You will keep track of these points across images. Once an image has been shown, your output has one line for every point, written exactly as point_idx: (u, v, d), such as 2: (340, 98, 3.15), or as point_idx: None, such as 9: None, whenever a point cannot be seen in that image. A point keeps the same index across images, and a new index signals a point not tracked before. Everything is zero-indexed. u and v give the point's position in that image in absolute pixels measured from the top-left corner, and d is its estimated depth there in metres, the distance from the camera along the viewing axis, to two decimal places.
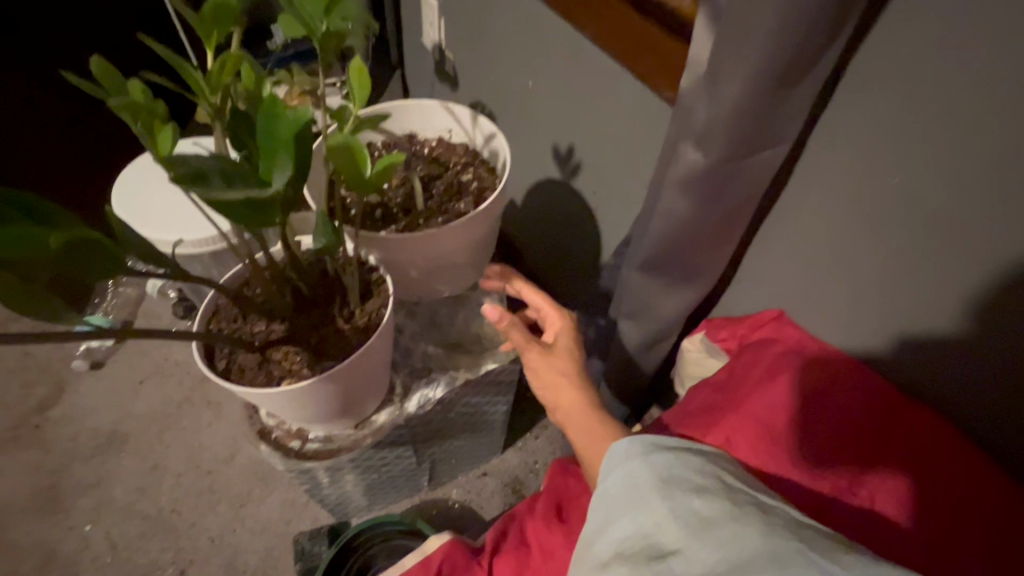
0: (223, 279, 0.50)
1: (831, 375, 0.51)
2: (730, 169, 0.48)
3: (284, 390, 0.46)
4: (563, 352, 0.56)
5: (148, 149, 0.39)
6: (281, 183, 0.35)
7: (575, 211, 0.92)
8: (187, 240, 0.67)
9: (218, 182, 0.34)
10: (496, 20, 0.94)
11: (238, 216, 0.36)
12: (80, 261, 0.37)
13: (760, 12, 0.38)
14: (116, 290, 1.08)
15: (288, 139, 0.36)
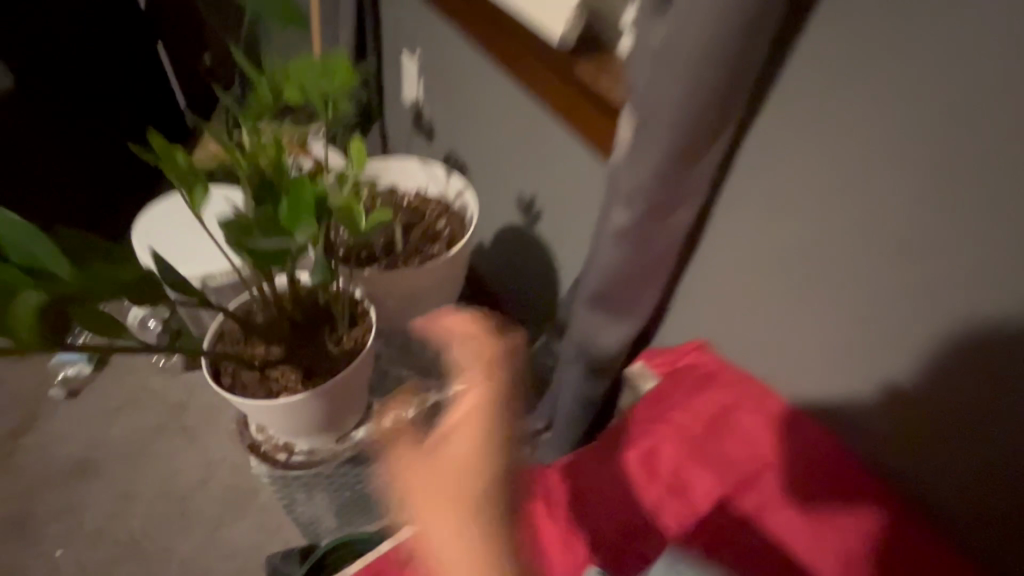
0: (230, 306, 0.59)
1: (726, 403, 0.60)
2: (651, 226, 0.60)
3: (277, 404, 0.54)
4: (463, 442, 0.47)
5: (186, 204, 0.49)
6: (303, 237, 0.45)
7: (536, 253, 1.04)
8: (218, 275, 0.75)
9: (257, 233, 0.44)
10: (469, 86, 1.07)
11: (264, 260, 0.46)
12: (138, 292, 0.50)
13: (666, 113, 0.51)
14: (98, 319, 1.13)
15: (309, 203, 0.45)
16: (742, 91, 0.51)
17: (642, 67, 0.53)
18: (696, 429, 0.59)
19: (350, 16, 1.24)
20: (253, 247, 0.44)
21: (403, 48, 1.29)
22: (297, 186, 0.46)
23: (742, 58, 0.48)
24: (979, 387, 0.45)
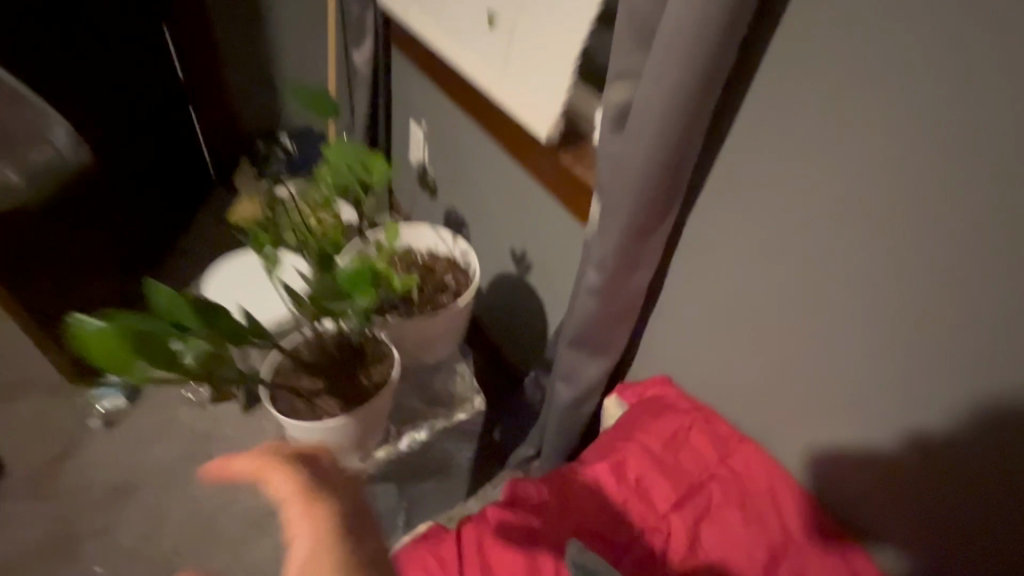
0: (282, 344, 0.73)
1: (688, 426, 0.76)
2: (616, 283, 0.76)
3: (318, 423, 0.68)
4: None
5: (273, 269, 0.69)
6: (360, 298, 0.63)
7: (527, 298, 1.20)
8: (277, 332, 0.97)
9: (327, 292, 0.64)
10: (470, 154, 1.26)
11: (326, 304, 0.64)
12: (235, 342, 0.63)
13: (623, 202, 0.68)
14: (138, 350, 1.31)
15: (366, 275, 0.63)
16: (680, 185, 0.68)
17: (606, 166, 0.70)
18: (667, 444, 0.74)
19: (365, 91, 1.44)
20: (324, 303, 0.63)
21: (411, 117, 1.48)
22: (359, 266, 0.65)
23: (677, 163, 0.65)
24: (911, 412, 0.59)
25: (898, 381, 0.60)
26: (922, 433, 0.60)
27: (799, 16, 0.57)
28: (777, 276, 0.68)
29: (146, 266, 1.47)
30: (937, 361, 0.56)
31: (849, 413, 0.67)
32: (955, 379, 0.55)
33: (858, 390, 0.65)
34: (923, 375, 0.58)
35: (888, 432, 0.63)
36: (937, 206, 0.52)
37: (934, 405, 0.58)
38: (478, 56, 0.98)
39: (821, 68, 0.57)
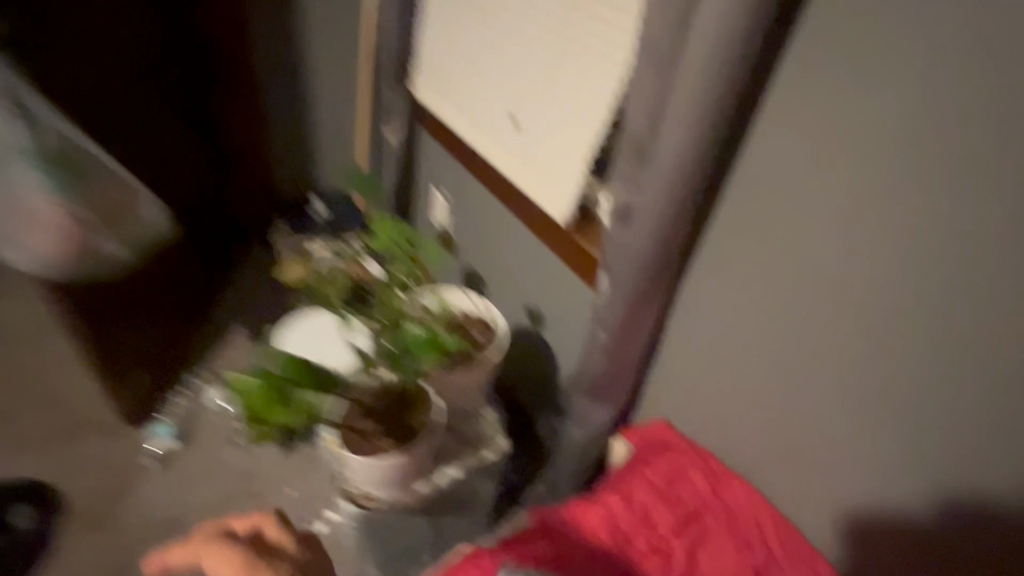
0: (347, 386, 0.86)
1: (684, 464, 0.90)
2: (622, 343, 0.92)
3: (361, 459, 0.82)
4: None
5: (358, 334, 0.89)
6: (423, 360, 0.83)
7: (538, 348, 1.35)
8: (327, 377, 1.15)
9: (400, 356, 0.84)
10: (488, 222, 1.44)
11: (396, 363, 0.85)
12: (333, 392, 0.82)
13: (627, 279, 0.85)
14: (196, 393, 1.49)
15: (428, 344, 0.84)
16: (672, 265, 0.85)
17: (612, 249, 0.87)
18: (668, 479, 0.87)
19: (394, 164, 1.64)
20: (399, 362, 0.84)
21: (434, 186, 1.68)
22: (423, 337, 0.85)
23: (670, 250, 0.82)
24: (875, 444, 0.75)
25: (857, 411, 0.76)
26: (877, 461, 0.75)
27: (761, 142, 0.76)
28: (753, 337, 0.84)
29: (195, 318, 1.63)
30: (884, 395, 0.73)
31: (820, 439, 0.82)
32: (899, 408, 0.72)
33: (826, 420, 0.80)
34: (874, 406, 0.74)
35: (854, 455, 0.78)
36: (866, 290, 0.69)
37: (884, 440, 0.74)
38: (502, 146, 1.17)
39: None
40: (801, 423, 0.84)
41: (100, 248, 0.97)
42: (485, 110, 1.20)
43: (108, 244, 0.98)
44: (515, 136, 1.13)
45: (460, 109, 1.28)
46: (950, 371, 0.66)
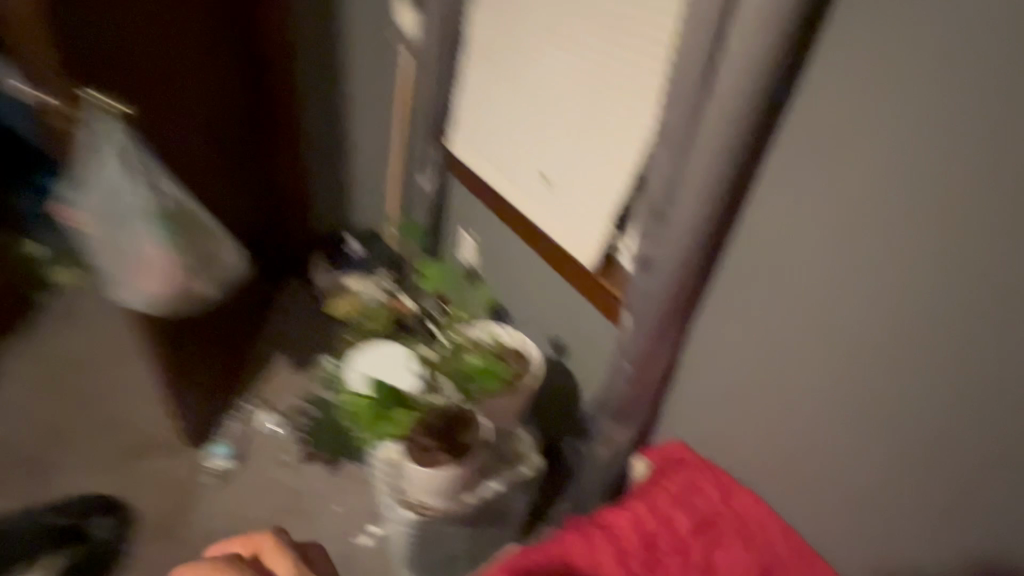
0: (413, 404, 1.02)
1: (699, 477, 1.04)
2: (642, 371, 1.08)
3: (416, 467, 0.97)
4: None
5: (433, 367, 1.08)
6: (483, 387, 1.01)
7: (562, 375, 1.49)
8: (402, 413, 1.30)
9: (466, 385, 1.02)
10: (514, 263, 1.61)
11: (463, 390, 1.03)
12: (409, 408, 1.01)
13: (648, 317, 1.02)
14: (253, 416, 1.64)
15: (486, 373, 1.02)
16: (685, 305, 1.01)
17: (634, 292, 1.03)
18: (686, 489, 1.01)
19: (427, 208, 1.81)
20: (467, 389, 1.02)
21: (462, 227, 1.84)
22: (479, 368, 1.03)
23: (685, 292, 0.98)
24: (864, 455, 0.91)
25: (845, 426, 0.92)
26: (866, 466, 0.91)
27: (761, 205, 0.93)
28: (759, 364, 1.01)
29: (246, 348, 1.79)
30: (866, 410, 0.89)
31: (817, 453, 0.97)
32: (878, 422, 0.87)
33: (821, 434, 0.96)
34: (859, 421, 0.90)
35: (845, 462, 0.94)
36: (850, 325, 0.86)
37: (871, 454, 0.90)
38: (536, 201, 1.35)
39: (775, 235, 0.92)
40: (799, 439, 0.99)
41: (200, 290, 1.15)
42: (520, 170, 1.38)
43: (203, 287, 1.15)
44: (547, 193, 1.31)
45: (496, 166, 1.46)
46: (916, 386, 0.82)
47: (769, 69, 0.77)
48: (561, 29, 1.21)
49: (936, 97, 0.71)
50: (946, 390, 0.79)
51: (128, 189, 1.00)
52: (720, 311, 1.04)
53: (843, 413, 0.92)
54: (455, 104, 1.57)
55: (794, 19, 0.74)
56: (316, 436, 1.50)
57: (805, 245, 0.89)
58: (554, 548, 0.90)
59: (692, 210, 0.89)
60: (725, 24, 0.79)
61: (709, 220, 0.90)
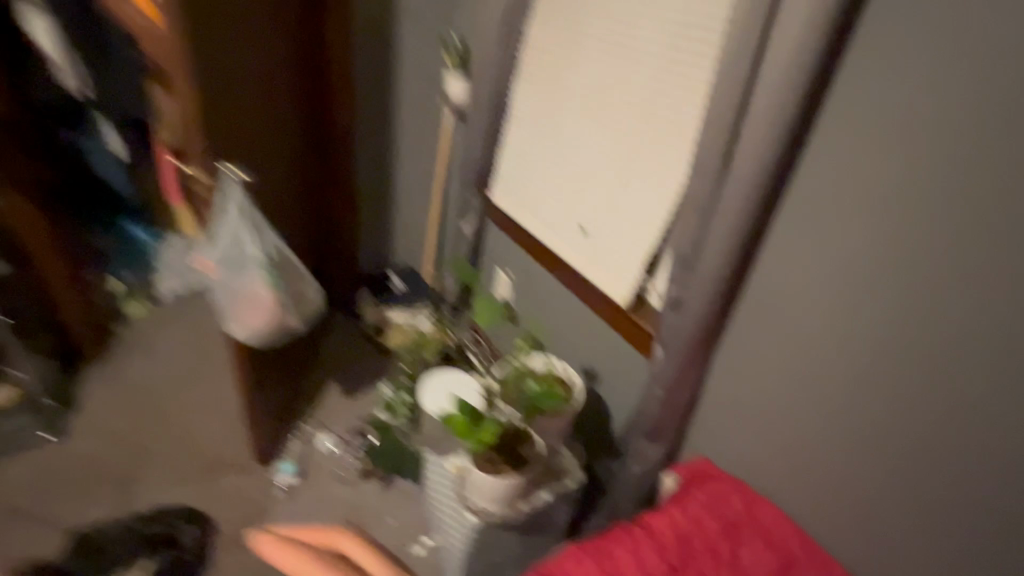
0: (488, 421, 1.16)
1: (723, 487, 1.20)
2: (672, 395, 1.26)
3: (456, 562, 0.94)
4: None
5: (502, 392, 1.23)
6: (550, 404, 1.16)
7: (594, 402, 1.67)
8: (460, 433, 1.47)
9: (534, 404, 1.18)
10: (547, 300, 1.80)
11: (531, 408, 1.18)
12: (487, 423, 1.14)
13: (678, 348, 1.20)
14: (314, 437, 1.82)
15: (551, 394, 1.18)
16: (708, 339, 1.20)
17: (665, 327, 1.23)
18: (713, 497, 1.17)
19: (468, 247, 2.01)
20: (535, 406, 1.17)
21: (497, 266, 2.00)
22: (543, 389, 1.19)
23: (708, 328, 1.17)
24: (864, 466, 1.07)
25: (848, 443, 1.09)
26: (867, 476, 1.08)
27: (771, 257, 1.13)
28: (773, 390, 1.19)
29: (304, 375, 1.98)
30: (864, 428, 1.06)
31: (825, 466, 1.14)
32: (875, 438, 1.05)
33: (828, 449, 1.12)
34: (859, 438, 1.07)
35: (849, 474, 1.10)
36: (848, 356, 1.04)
37: (870, 465, 1.07)
38: (575, 248, 1.55)
39: (783, 281, 1.12)
40: (809, 455, 1.16)
41: (287, 322, 1.32)
42: (560, 221, 1.59)
43: (291, 319, 1.33)
44: (585, 242, 1.51)
45: (537, 216, 1.66)
46: (903, 401, 0.99)
47: (775, 152, 0.97)
48: (598, 103, 1.43)
49: (908, 176, 0.91)
50: (927, 406, 0.96)
51: (245, 239, 1.21)
52: (738, 344, 1.23)
53: (847, 427, 1.09)
54: (498, 160, 1.78)
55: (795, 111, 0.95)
56: (374, 455, 1.67)
57: (808, 290, 1.08)
58: (604, 544, 1.06)
59: (716, 257, 1.09)
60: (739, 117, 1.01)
61: (729, 266, 1.09)
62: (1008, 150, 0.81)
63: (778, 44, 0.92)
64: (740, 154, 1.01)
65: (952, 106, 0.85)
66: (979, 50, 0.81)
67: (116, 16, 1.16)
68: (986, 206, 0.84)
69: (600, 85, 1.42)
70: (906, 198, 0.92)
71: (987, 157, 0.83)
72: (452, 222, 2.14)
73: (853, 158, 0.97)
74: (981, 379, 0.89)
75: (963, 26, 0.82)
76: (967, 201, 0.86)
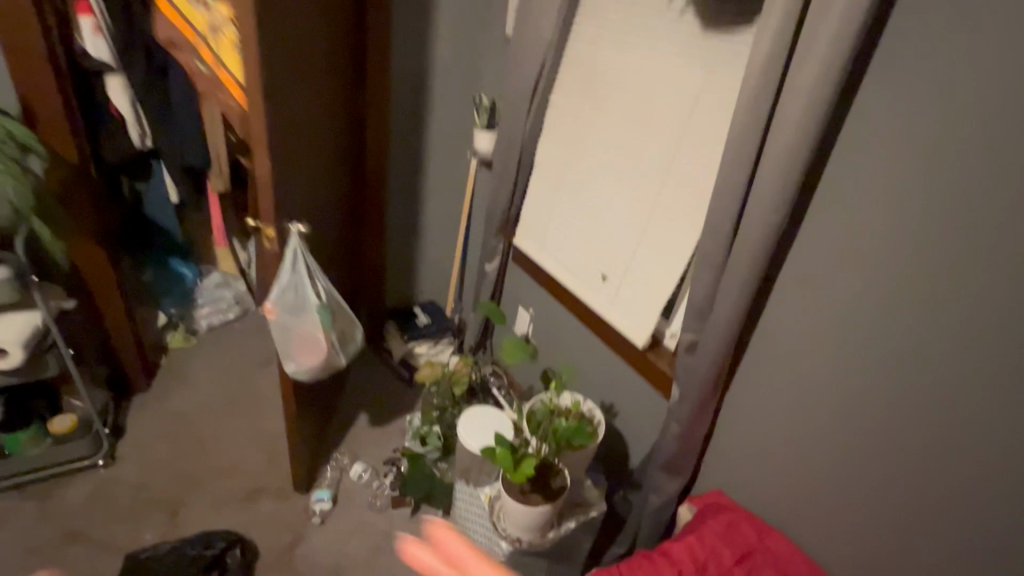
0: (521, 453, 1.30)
1: (738, 517, 1.30)
2: (688, 431, 1.37)
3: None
4: None
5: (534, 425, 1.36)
6: (580, 440, 1.29)
7: (613, 436, 1.77)
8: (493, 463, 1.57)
9: (564, 439, 1.30)
10: (567, 339, 1.92)
11: (561, 443, 1.30)
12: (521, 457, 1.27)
13: (694, 388, 1.32)
14: (347, 466, 1.93)
15: (579, 431, 1.30)
16: (721, 380, 1.31)
17: (682, 368, 1.35)
18: (728, 528, 1.27)
19: (492, 287, 2.14)
20: (565, 441, 1.29)
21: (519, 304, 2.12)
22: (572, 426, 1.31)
23: (721, 371, 1.29)
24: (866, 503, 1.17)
25: (850, 480, 1.19)
26: (870, 514, 1.16)
27: (777, 308, 1.25)
28: (782, 428, 1.29)
29: (337, 407, 2.10)
30: (863, 466, 1.16)
31: (830, 502, 1.23)
32: (874, 476, 1.14)
33: (833, 486, 1.22)
34: (860, 475, 1.17)
35: (852, 509, 1.19)
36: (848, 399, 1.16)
37: (872, 503, 1.16)
38: (597, 292, 1.68)
39: (788, 331, 1.24)
40: (816, 490, 1.26)
41: (337, 360, 1.46)
42: (583, 267, 1.72)
43: (340, 358, 1.46)
44: (607, 287, 1.64)
45: (561, 261, 1.79)
46: (900, 444, 1.09)
47: (779, 218, 1.11)
48: (619, 163, 1.57)
49: (897, 243, 1.03)
50: (919, 448, 1.06)
51: (306, 286, 1.36)
52: (750, 385, 1.34)
53: (849, 464, 1.19)
54: (524, 207, 1.92)
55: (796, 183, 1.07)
56: (405, 484, 1.78)
57: (812, 338, 1.20)
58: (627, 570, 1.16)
59: (727, 308, 1.21)
60: (748, 186, 1.14)
61: (739, 316, 1.21)
62: (980, 223, 0.93)
63: (779, 127, 1.05)
64: (749, 217, 1.14)
65: (933, 183, 0.98)
66: (954, 137, 0.94)
67: (209, 94, 1.34)
68: (963, 271, 0.96)
69: (621, 147, 1.56)
70: (896, 261, 1.04)
71: (965, 228, 0.95)
72: (476, 262, 2.27)
73: (849, 225, 1.10)
74: (969, 424, 0.98)
75: (939, 115, 0.95)
76: (947, 265, 0.98)
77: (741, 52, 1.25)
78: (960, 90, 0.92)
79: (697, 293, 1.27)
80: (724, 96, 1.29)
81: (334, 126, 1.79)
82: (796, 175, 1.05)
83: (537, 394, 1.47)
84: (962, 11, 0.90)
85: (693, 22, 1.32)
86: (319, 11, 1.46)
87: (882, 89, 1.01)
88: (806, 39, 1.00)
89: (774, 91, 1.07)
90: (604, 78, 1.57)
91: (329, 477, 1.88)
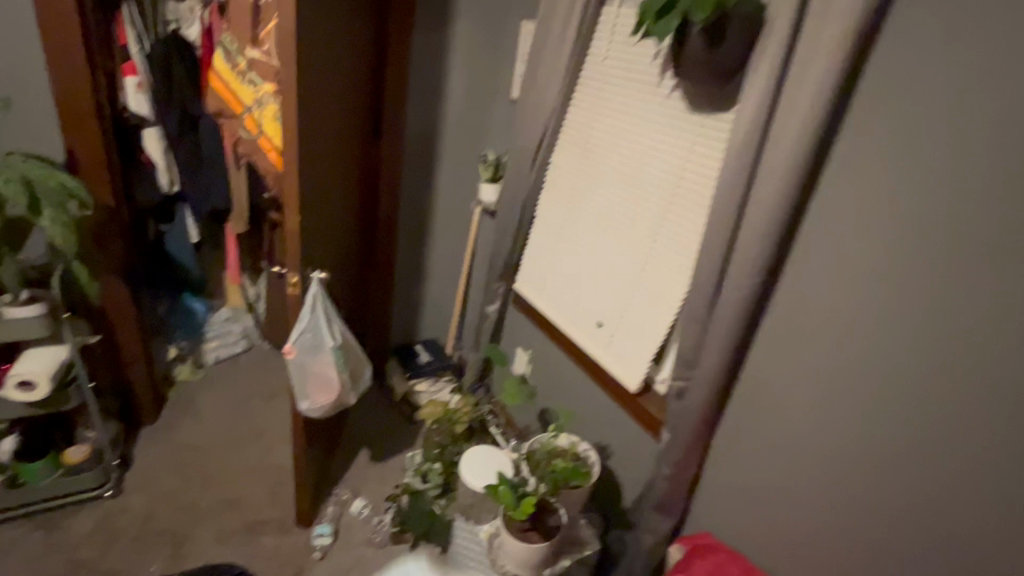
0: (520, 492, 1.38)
1: (725, 557, 1.38)
2: (678, 472, 1.46)
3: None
4: None
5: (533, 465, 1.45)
6: (576, 480, 1.38)
7: (607, 476, 1.84)
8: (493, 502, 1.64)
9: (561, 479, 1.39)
10: (565, 381, 2.01)
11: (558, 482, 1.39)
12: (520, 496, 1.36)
13: (683, 432, 1.41)
14: (349, 501, 1.98)
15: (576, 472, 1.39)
16: (709, 426, 1.41)
17: (673, 413, 1.44)
18: (716, 567, 1.34)
19: (494, 329, 2.24)
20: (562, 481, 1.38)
21: (519, 346, 2.22)
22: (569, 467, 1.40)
23: (708, 417, 1.39)
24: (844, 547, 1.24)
25: (829, 525, 1.26)
26: (849, 557, 1.23)
27: (759, 359, 1.36)
28: (765, 472, 1.38)
29: (339, 443, 2.16)
30: (841, 511, 1.23)
31: (812, 545, 1.30)
32: (851, 521, 1.22)
33: (815, 531, 1.29)
34: (838, 520, 1.24)
35: (833, 553, 1.26)
36: (825, 447, 1.25)
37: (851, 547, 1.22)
38: (592, 338, 1.79)
39: (770, 381, 1.34)
40: (798, 534, 1.33)
41: (346, 399, 1.56)
42: (580, 314, 1.83)
43: (350, 396, 1.57)
44: (602, 333, 1.75)
45: (559, 307, 1.90)
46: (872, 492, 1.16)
47: (757, 279, 1.22)
48: (611, 220, 1.71)
49: (863, 305, 1.15)
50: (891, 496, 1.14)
51: (324, 329, 1.46)
52: (736, 431, 1.43)
53: (828, 509, 1.26)
54: (525, 255, 2.05)
55: (774, 247, 1.19)
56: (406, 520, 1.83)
57: (791, 388, 1.30)
58: None
59: (713, 358, 1.31)
60: (730, 249, 1.27)
61: (724, 366, 1.31)
62: (934, 291, 1.04)
63: (756, 198, 1.18)
64: (731, 276, 1.26)
65: (892, 253, 1.10)
66: (909, 216, 1.06)
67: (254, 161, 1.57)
68: (921, 333, 1.06)
69: (616, 207, 1.68)
70: (863, 322, 1.15)
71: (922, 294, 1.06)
72: (478, 304, 2.37)
73: (821, 287, 1.21)
74: (934, 473, 1.06)
75: (895, 193, 1.08)
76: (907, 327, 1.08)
77: (723, 133, 1.36)
78: (911, 175, 1.05)
79: (685, 343, 1.38)
80: (708, 172, 1.40)
81: (349, 178, 1.93)
82: (772, 241, 1.18)
83: (537, 436, 1.57)
84: (912, 108, 1.03)
85: (677, 101, 1.47)
86: (339, 79, 1.62)
87: (846, 168, 1.14)
88: (778, 125, 1.14)
89: (751, 166, 1.20)
90: (603, 143, 1.71)
91: (331, 512, 1.93)
